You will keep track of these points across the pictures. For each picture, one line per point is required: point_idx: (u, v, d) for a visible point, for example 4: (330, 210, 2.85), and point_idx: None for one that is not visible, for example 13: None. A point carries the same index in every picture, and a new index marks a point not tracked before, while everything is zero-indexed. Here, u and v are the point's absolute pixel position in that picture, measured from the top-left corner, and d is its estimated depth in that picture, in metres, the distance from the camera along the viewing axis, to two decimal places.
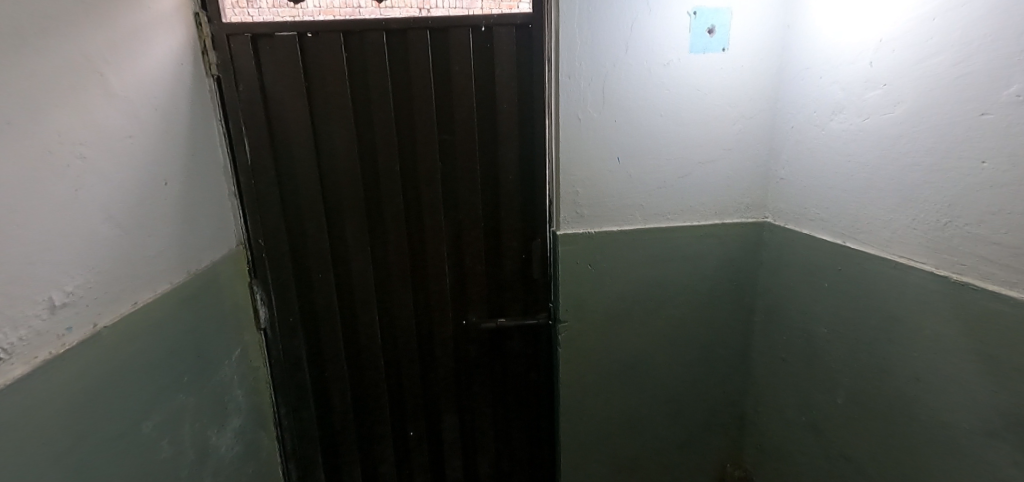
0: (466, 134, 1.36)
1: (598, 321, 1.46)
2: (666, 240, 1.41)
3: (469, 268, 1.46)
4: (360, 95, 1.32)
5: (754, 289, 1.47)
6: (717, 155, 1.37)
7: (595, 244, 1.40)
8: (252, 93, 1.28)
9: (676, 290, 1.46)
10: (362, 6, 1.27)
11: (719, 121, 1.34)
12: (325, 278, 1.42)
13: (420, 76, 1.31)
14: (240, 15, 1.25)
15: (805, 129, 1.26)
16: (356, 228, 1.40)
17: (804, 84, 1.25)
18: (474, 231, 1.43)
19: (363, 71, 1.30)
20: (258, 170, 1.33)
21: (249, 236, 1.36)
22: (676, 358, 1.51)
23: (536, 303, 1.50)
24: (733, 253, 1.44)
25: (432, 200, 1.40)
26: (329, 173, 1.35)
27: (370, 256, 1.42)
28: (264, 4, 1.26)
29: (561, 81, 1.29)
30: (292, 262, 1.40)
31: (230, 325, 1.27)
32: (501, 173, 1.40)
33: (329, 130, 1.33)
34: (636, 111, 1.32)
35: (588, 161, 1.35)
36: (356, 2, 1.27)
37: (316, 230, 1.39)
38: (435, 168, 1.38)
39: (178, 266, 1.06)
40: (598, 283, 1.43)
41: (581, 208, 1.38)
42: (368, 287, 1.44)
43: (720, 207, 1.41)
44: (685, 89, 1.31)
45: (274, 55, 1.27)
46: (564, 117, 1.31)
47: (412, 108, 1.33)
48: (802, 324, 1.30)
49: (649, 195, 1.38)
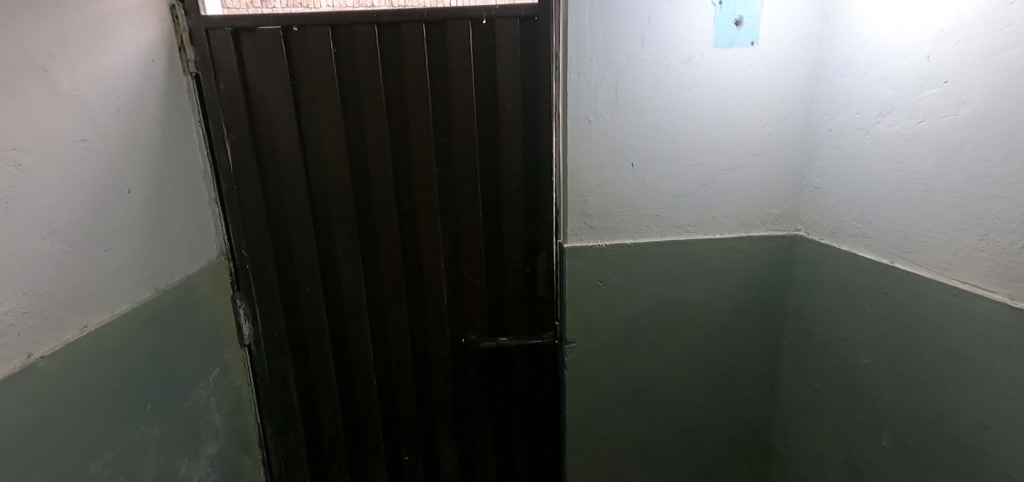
0: (465, 137, 1.24)
1: (608, 342, 1.33)
2: (684, 255, 1.28)
3: (468, 283, 1.34)
4: (350, 95, 1.21)
5: (783, 310, 1.32)
6: (744, 162, 1.23)
7: (606, 259, 1.27)
8: (233, 92, 1.18)
9: (696, 310, 1.32)
10: (374, 5, 1.23)
11: (746, 123, 1.21)
12: (314, 292, 1.32)
13: (415, 75, 1.20)
14: (252, 10, 1.17)
15: (845, 132, 1.12)
16: (346, 238, 1.29)
17: (844, 82, 1.11)
18: (474, 242, 1.31)
19: (353, 68, 1.19)
20: (240, 175, 1.23)
21: (232, 246, 1.27)
22: (695, 383, 1.37)
23: (541, 321, 1.38)
24: (760, 270, 1.30)
25: (428, 209, 1.29)
26: (318, 179, 1.25)
27: (361, 268, 1.31)
28: (279, 4, 1.19)
29: (570, 78, 1.17)
30: (278, 275, 1.30)
31: (207, 344, 1.17)
32: (503, 179, 1.28)
33: (317, 132, 1.22)
34: (653, 112, 1.19)
35: (600, 167, 1.22)
36: (369, 2, 1.23)
37: (303, 240, 1.28)
38: (432, 174, 1.26)
39: (140, 283, 0.97)
40: (609, 301, 1.30)
41: (592, 219, 1.25)
42: (359, 302, 1.34)
43: (746, 218, 1.27)
44: (709, 87, 1.18)
45: (257, 51, 1.17)
46: (573, 118, 1.19)
47: (407, 108, 1.22)
48: (839, 352, 1.15)
49: (666, 205, 1.26)
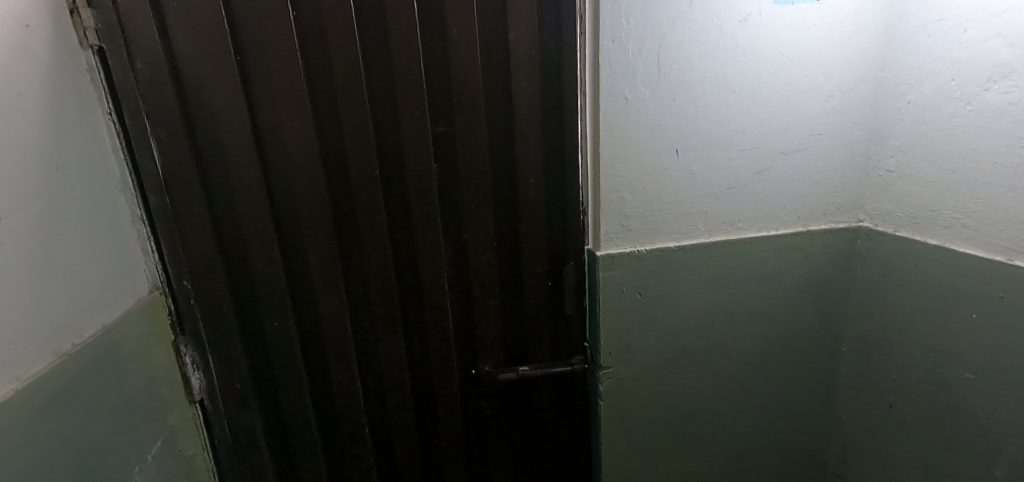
0: (471, 124, 1.00)
1: (651, 365, 1.12)
2: (736, 257, 1.09)
3: (479, 304, 1.10)
4: (318, 73, 0.93)
5: (844, 315, 1.15)
6: (804, 143, 1.04)
7: (647, 266, 1.06)
8: (155, 71, 0.87)
9: (748, 320, 1.13)
10: None
11: (809, 97, 1.02)
12: (284, 328, 1.03)
13: (403, 46, 0.93)
14: None
15: (932, 104, 0.94)
16: (322, 258, 1.01)
17: (931, 43, 0.93)
18: (485, 255, 1.07)
19: (320, 37, 0.91)
20: (173, 184, 0.92)
21: (169, 276, 0.96)
22: (748, 404, 1.19)
23: (568, 343, 1.16)
24: (820, 270, 1.12)
25: (427, 217, 1.03)
26: (281, 186, 0.96)
27: (345, 294, 1.04)
28: None
29: (602, 45, 0.93)
30: (237, 311, 1.00)
31: (146, 412, 0.88)
32: (520, 175, 1.04)
33: (276, 122, 0.93)
34: (702, 85, 0.98)
35: (639, 157, 1.00)
36: None
37: (267, 264, 0.99)
38: (430, 172, 1.00)
39: (25, 349, 0.67)
40: (650, 317, 1.09)
41: (629, 220, 1.04)
42: (344, 337, 1.06)
43: (805, 210, 1.08)
44: (766, 54, 0.98)
45: (186, 13, 0.86)
46: (607, 97, 0.96)
47: (395, 90, 0.95)
48: (927, 363, 1.00)
49: (715, 198, 1.05)
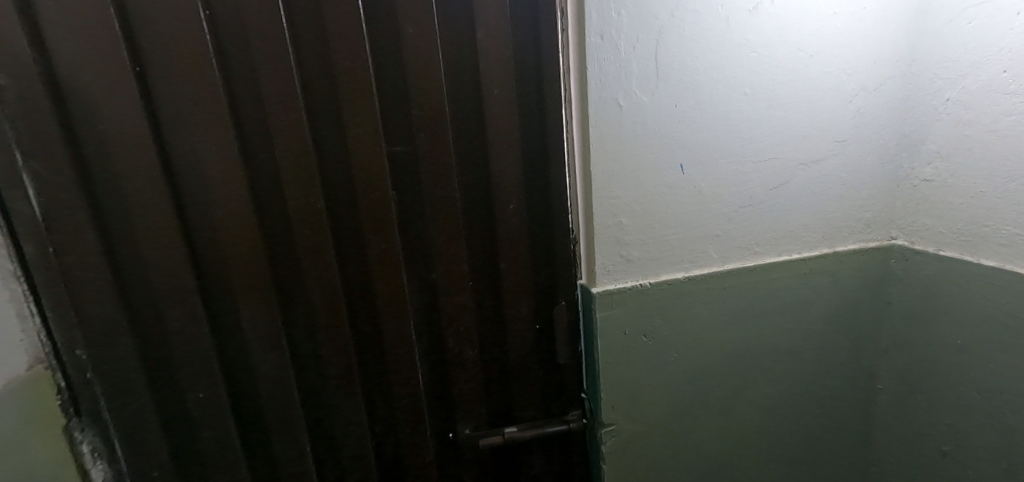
0: (436, 142, 0.82)
1: (662, 418, 0.95)
2: (754, 287, 0.93)
3: (455, 356, 0.92)
4: (242, 85, 0.75)
5: (877, 347, 1.00)
6: (827, 152, 0.89)
7: (652, 302, 0.89)
8: (24, 86, 0.67)
9: (771, 359, 0.97)
10: None
11: (830, 97, 0.87)
12: (211, 400, 0.83)
13: (346, 49, 0.76)
14: None
15: (978, 100, 0.80)
16: (257, 310, 0.82)
17: (974, 29, 0.79)
18: (459, 296, 0.90)
19: (242, 41, 0.73)
20: (58, 228, 0.72)
21: (57, 344, 0.75)
22: (775, 455, 1.02)
23: (561, 395, 0.99)
24: (850, 297, 0.97)
25: (387, 256, 0.85)
26: (202, 226, 0.78)
27: (288, 354, 0.85)
28: None
29: (589, 42, 0.78)
30: (151, 382, 0.80)
31: None
32: (498, 200, 0.87)
33: (190, 148, 0.75)
34: (707, 87, 0.82)
35: (638, 174, 0.84)
36: None
37: (188, 322, 0.80)
38: (388, 202, 0.83)
39: None
40: (657, 362, 0.92)
41: (629, 249, 0.87)
42: (291, 406, 0.87)
43: (830, 228, 0.93)
44: (780, 48, 0.83)
45: (62, 11, 0.67)
46: (597, 104, 0.80)
47: (339, 104, 0.78)
48: (988, 405, 0.85)
49: (727, 219, 0.89)
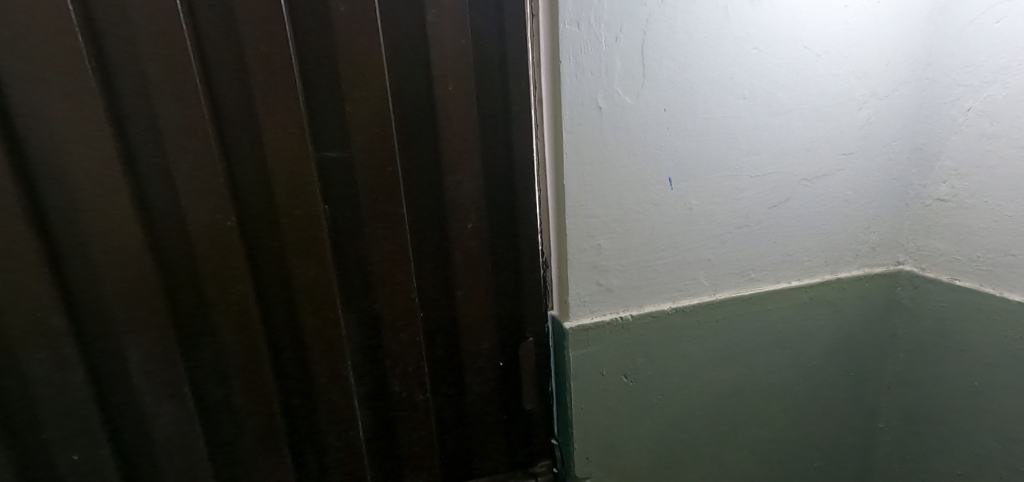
0: (379, 148, 0.68)
1: (645, 469, 0.82)
2: (750, 319, 0.81)
3: (403, 401, 0.77)
4: (123, 68, 0.58)
5: (880, 382, 0.90)
6: (834, 166, 0.78)
7: (635, 338, 0.77)
8: None
9: (767, 399, 0.86)
10: None
11: (839, 103, 0.76)
12: (89, 468, 0.65)
13: (261, 30, 0.61)
14: None
15: (1005, 111, 0.70)
16: (151, 354, 0.65)
17: (1002, 30, 0.69)
18: (407, 331, 0.75)
19: (120, 10, 0.56)
20: None
21: None
22: None
23: (529, 441, 0.85)
24: (853, 328, 0.86)
25: (318, 284, 0.70)
26: (73, 250, 0.60)
27: (194, 408, 0.68)
28: None
29: (564, 30, 0.64)
30: (7, 456, 0.61)
31: None
32: (455, 218, 0.73)
33: (49, 147, 0.57)
34: (702, 88, 0.70)
35: (619, 188, 0.71)
36: None
37: (57, 375, 0.61)
38: (319, 218, 0.68)
39: None
40: (640, 406, 0.80)
41: (608, 276, 0.74)
42: (198, 469, 0.70)
43: (834, 252, 0.82)
44: (785, 46, 0.72)
45: None
46: (573, 105, 0.67)
47: (254, 97, 0.62)
48: (1011, 457, 0.75)
49: (721, 241, 0.77)
